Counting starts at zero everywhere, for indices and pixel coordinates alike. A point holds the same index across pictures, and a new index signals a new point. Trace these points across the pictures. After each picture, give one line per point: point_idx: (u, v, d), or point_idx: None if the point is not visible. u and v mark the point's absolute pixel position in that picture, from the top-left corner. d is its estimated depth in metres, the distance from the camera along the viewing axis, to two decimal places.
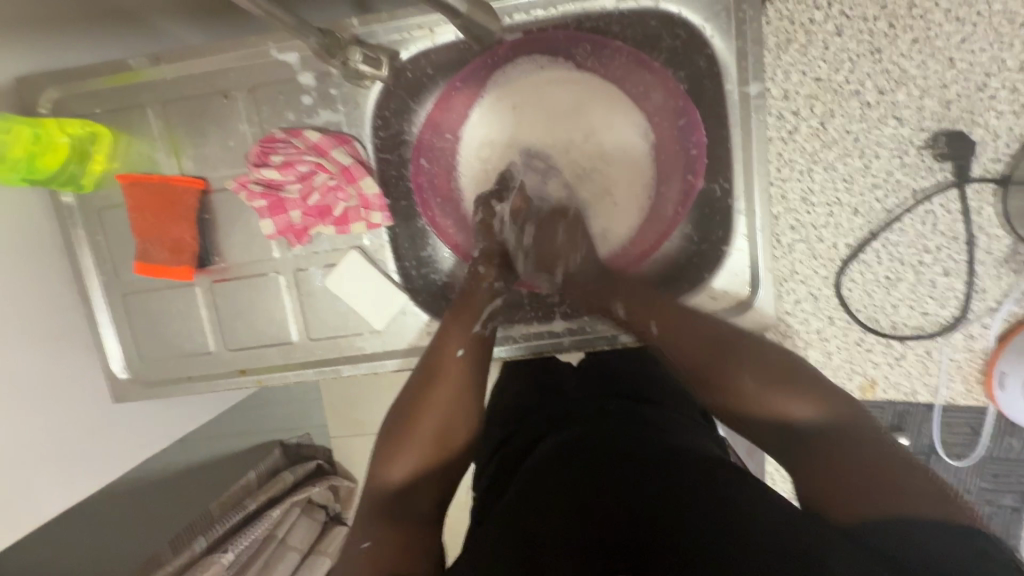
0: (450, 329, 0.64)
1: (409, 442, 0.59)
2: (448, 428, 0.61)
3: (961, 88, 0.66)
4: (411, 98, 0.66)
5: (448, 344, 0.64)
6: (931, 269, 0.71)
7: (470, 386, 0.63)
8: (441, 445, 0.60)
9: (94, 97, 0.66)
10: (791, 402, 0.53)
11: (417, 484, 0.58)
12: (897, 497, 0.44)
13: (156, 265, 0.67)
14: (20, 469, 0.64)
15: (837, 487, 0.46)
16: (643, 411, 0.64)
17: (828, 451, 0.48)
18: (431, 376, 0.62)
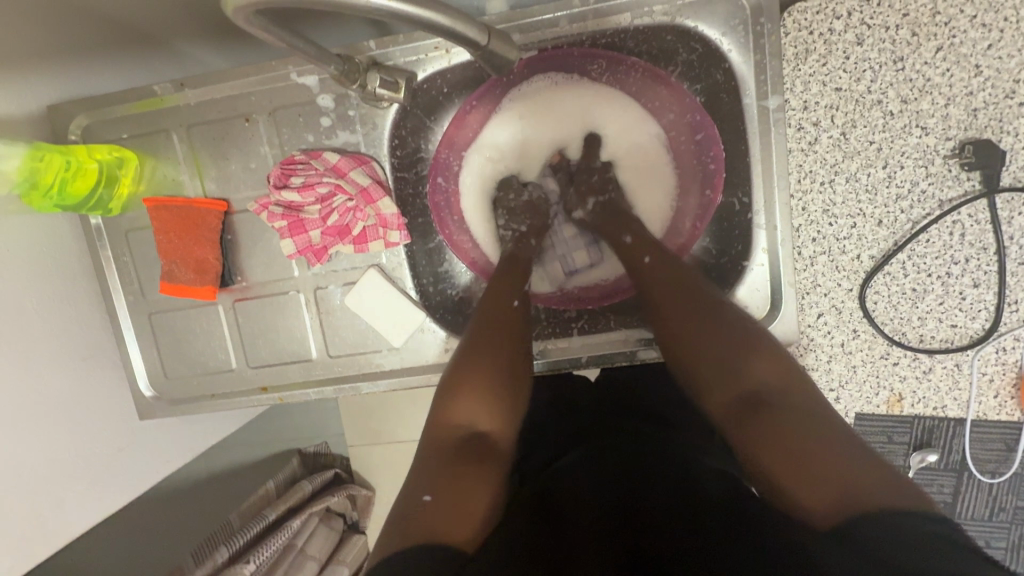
0: (500, 287, 0.64)
1: (471, 392, 0.57)
2: (509, 385, 0.59)
3: (988, 96, 0.65)
4: (428, 118, 0.67)
5: (500, 296, 0.63)
6: (959, 281, 0.70)
7: (523, 344, 0.62)
8: (501, 401, 0.58)
9: (122, 123, 0.69)
10: (758, 371, 0.53)
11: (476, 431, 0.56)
12: (856, 479, 0.43)
13: (179, 284, 0.68)
14: (50, 487, 0.65)
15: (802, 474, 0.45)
16: (664, 429, 0.63)
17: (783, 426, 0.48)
18: (483, 334, 0.61)
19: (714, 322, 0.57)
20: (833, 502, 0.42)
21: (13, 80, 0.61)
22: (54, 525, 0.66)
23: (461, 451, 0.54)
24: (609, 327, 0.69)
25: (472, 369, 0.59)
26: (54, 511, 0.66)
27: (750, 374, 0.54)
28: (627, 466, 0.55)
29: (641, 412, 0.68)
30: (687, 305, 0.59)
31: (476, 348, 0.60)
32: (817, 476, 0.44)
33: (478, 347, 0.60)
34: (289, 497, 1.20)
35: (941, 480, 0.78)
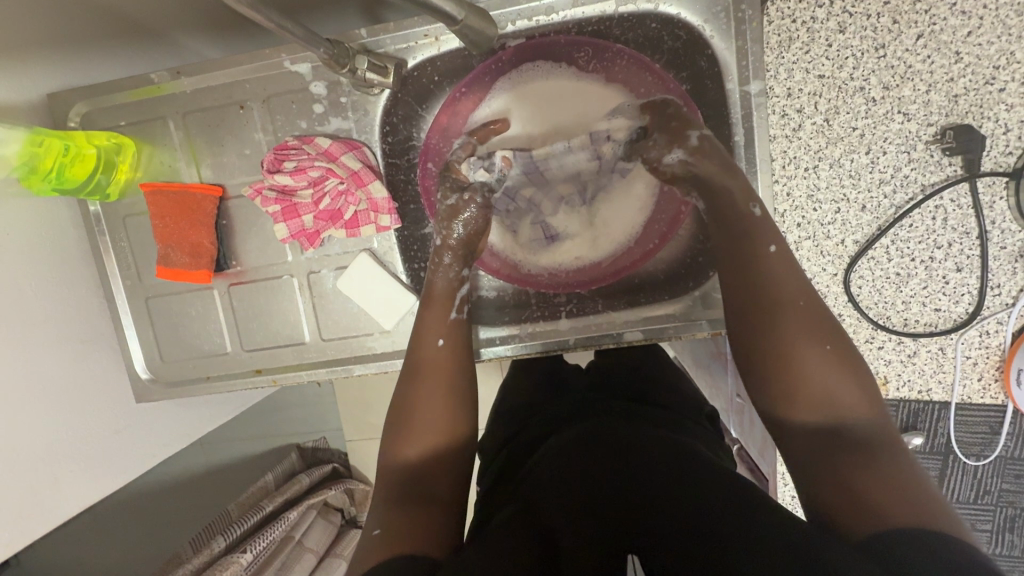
0: (425, 318, 0.64)
1: (408, 429, 0.58)
2: (448, 413, 0.59)
3: (968, 83, 0.66)
4: (420, 105, 0.68)
5: (426, 331, 0.63)
6: (942, 265, 0.71)
7: (457, 370, 0.62)
8: (444, 432, 0.58)
9: (120, 110, 0.70)
10: (847, 395, 0.49)
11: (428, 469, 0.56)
12: (909, 513, 0.40)
13: (175, 268, 0.69)
14: (48, 466, 0.67)
15: (852, 497, 0.43)
16: (652, 412, 0.65)
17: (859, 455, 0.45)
18: (414, 370, 0.61)
19: (803, 336, 0.51)
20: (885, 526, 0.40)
21: (13, 68, 0.62)
22: (51, 505, 0.67)
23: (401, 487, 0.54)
24: (596, 310, 0.70)
25: (408, 406, 0.59)
26: (51, 491, 0.67)
27: (841, 398, 0.49)
28: (613, 452, 0.55)
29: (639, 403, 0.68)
30: (786, 315, 0.52)
31: (408, 383, 0.60)
32: (880, 504, 0.42)
33: (413, 384, 0.60)
34: (287, 489, 1.20)
35: (926, 463, 0.79)
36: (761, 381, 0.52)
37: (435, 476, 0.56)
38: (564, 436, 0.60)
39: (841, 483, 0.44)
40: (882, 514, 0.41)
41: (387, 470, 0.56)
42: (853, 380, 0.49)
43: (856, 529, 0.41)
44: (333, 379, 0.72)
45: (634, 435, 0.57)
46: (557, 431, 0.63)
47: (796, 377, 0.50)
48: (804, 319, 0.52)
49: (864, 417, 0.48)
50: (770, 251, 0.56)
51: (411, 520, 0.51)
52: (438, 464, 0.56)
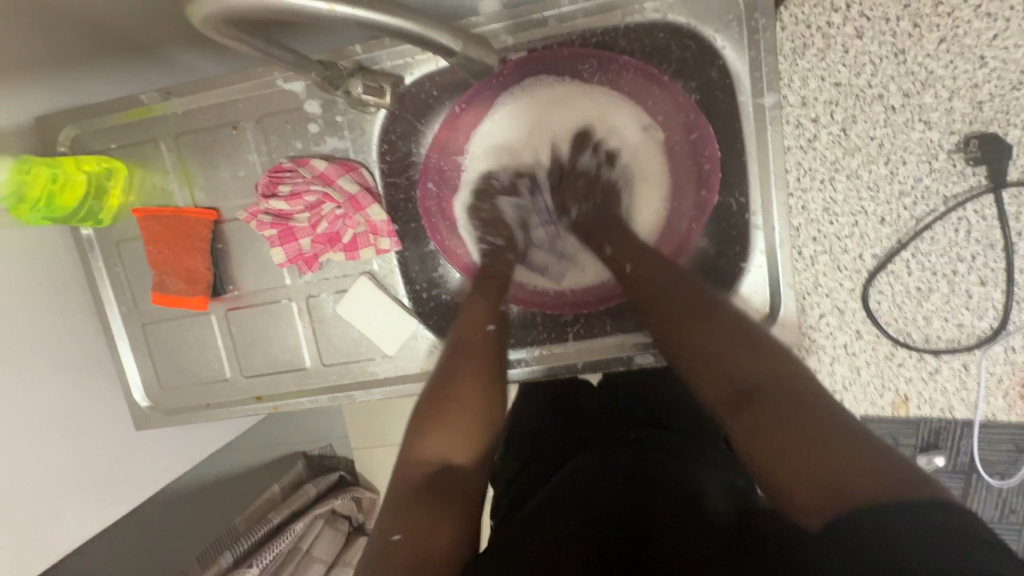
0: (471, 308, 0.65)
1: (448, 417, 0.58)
2: (482, 400, 0.60)
3: (993, 88, 0.63)
4: (417, 121, 0.66)
5: (467, 329, 0.64)
6: (965, 279, 0.68)
7: (493, 360, 0.63)
8: (473, 425, 0.58)
9: (110, 133, 0.68)
10: (751, 368, 0.49)
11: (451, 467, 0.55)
12: (862, 476, 0.39)
13: (171, 295, 0.67)
14: (47, 499, 0.66)
15: (795, 468, 0.41)
16: (659, 432, 0.63)
17: (775, 422, 0.44)
18: (455, 364, 0.62)
19: (714, 328, 0.54)
20: (824, 495, 0.39)
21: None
22: (48, 537, 0.66)
23: (428, 486, 0.54)
24: (603, 331, 0.67)
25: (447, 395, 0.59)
26: (50, 525, 0.66)
27: (745, 367, 0.50)
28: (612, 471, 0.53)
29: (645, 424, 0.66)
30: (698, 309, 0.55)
31: (445, 378, 0.61)
32: (820, 473, 0.40)
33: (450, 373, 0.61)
34: (293, 501, 1.20)
35: (949, 482, 0.76)
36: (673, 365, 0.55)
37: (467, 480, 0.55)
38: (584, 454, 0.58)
39: (773, 460, 0.43)
40: (818, 481, 0.40)
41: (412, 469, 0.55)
42: (763, 350, 0.51)
43: (803, 509, 0.40)
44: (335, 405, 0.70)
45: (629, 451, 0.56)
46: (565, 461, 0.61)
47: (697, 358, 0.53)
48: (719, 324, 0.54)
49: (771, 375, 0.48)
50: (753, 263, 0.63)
51: (425, 527, 0.49)
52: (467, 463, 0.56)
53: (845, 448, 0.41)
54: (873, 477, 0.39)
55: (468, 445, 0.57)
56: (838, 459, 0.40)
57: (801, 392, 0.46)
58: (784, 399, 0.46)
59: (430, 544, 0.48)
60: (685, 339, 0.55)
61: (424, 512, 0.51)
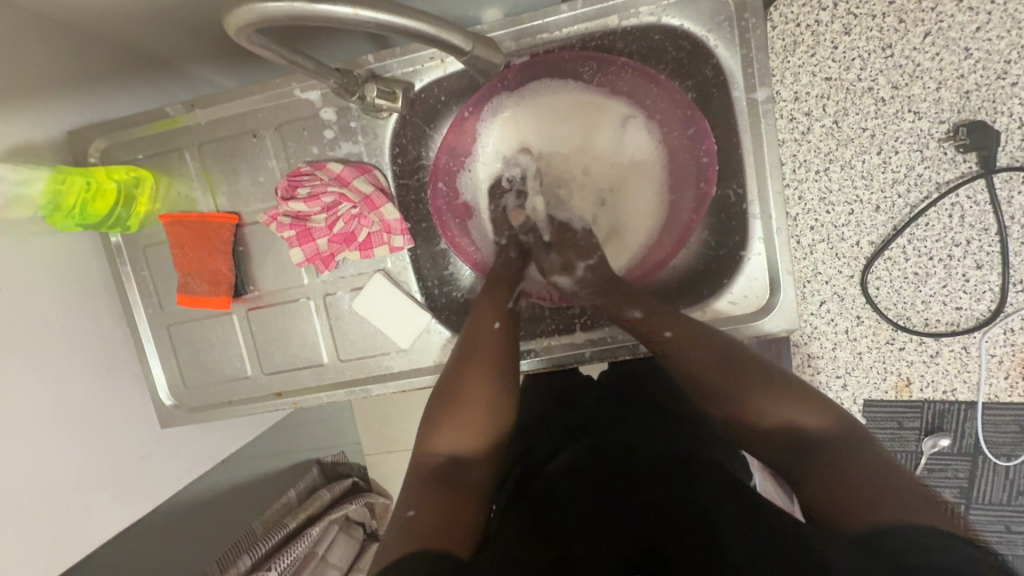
0: (481, 306, 0.67)
1: (461, 404, 0.63)
2: (492, 401, 0.64)
3: (979, 78, 0.65)
4: (427, 125, 0.69)
5: (483, 318, 0.67)
6: (961, 263, 0.70)
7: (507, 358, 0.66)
8: (485, 427, 0.63)
9: (138, 144, 0.72)
10: (800, 417, 0.55)
11: (461, 463, 0.60)
12: (890, 504, 0.46)
13: (196, 296, 0.71)
14: (79, 495, 0.68)
15: (838, 498, 0.48)
16: (654, 420, 0.65)
17: (831, 468, 0.50)
18: (470, 349, 0.65)
19: (757, 376, 0.59)
20: (864, 518, 0.46)
21: (33, 108, 0.65)
22: (81, 533, 0.69)
23: (442, 472, 0.59)
24: (609, 321, 0.70)
25: (462, 390, 0.63)
26: (82, 520, 0.69)
27: (786, 414, 0.56)
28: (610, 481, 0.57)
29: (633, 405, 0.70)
30: (738, 357, 0.61)
31: (459, 366, 0.65)
32: (865, 497, 0.47)
33: (462, 366, 0.65)
34: (308, 505, 1.23)
35: (955, 465, 0.77)
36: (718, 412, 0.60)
37: (473, 469, 0.60)
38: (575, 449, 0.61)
39: (828, 490, 0.49)
40: (873, 509, 0.46)
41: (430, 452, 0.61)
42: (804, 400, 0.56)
43: (851, 523, 0.46)
44: (352, 399, 0.73)
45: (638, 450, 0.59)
46: (565, 447, 0.63)
47: (740, 407, 0.58)
48: (758, 376, 0.59)
49: (814, 423, 0.55)
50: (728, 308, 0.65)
51: (437, 510, 0.54)
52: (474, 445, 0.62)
53: (878, 483, 0.48)
54: (905, 507, 0.45)
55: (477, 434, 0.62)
56: (879, 490, 0.47)
57: (847, 435, 0.53)
58: (835, 447, 0.52)
59: (444, 521, 0.53)
60: (733, 391, 0.59)
61: (436, 497, 0.56)
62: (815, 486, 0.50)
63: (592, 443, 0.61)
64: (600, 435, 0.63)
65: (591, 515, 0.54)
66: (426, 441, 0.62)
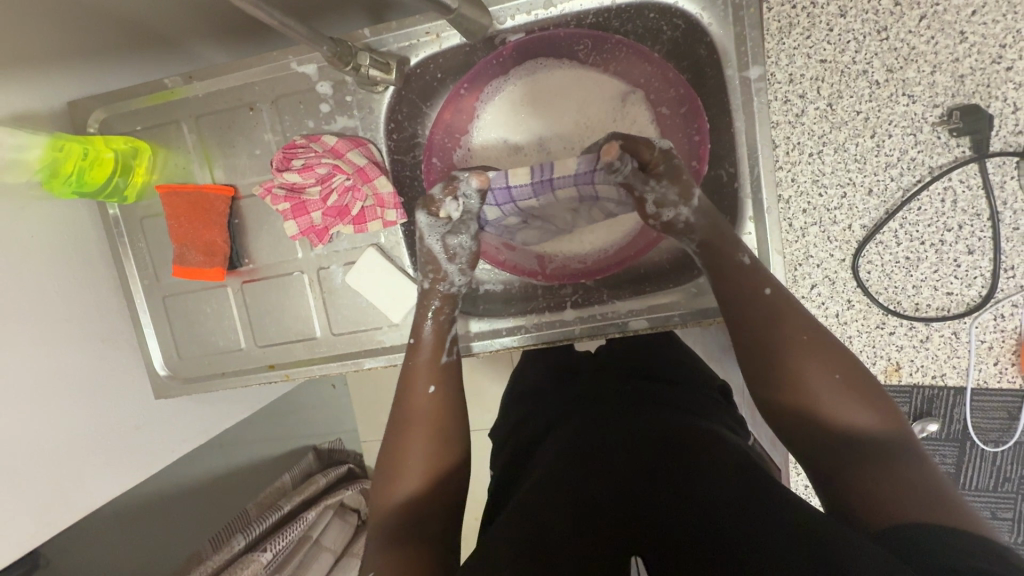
0: (414, 369, 0.64)
1: (405, 466, 0.59)
2: (437, 449, 0.60)
3: (974, 62, 0.65)
4: (423, 102, 0.70)
5: (417, 380, 0.63)
6: (953, 248, 0.70)
7: (448, 408, 0.62)
8: (435, 469, 0.59)
9: (134, 116, 0.72)
10: (855, 408, 0.50)
11: (422, 509, 0.57)
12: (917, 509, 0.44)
13: (191, 268, 0.71)
14: (73, 460, 0.69)
15: (867, 493, 0.46)
16: (658, 390, 0.69)
17: (875, 461, 0.47)
18: (404, 416, 0.61)
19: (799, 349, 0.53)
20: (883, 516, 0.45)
21: (32, 77, 0.65)
22: (76, 496, 0.69)
23: (402, 525, 0.56)
24: (600, 300, 0.70)
25: (402, 449, 0.60)
26: (76, 485, 0.69)
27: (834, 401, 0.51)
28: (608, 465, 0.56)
29: (654, 410, 0.63)
30: (780, 330, 0.55)
31: (397, 439, 0.61)
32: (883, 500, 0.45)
33: (405, 424, 0.61)
34: (303, 489, 1.23)
35: (943, 450, 0.78)
36: (768, 384, 0.54)
37: (429, 508, 0.57)
38: (577, 425, 0.64)
39: (859, 481, 0.47)
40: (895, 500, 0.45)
41: (381, 516, 0.56)
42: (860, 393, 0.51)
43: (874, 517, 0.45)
44: (344, 373, 0.74)
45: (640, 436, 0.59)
46: (560, 425, 0.66)
47: (791, 383, 0.53)
48: (814, 352, 0.53)
49: (866, 420, 0.50)
50: (747, 261, 0.59)
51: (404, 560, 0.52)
52: (436, 498, 0.58)
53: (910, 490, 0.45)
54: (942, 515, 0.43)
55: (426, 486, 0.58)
56: (908, 489, 0.45)
57: (903, 444, 0.49)
58: (887, 446, 0.48)
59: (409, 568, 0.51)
60: (792, 365, 0.53)
61: (402, 553, 0.52)
62: (855, 477, 0.47)
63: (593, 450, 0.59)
64: (614, 448, 0.58)
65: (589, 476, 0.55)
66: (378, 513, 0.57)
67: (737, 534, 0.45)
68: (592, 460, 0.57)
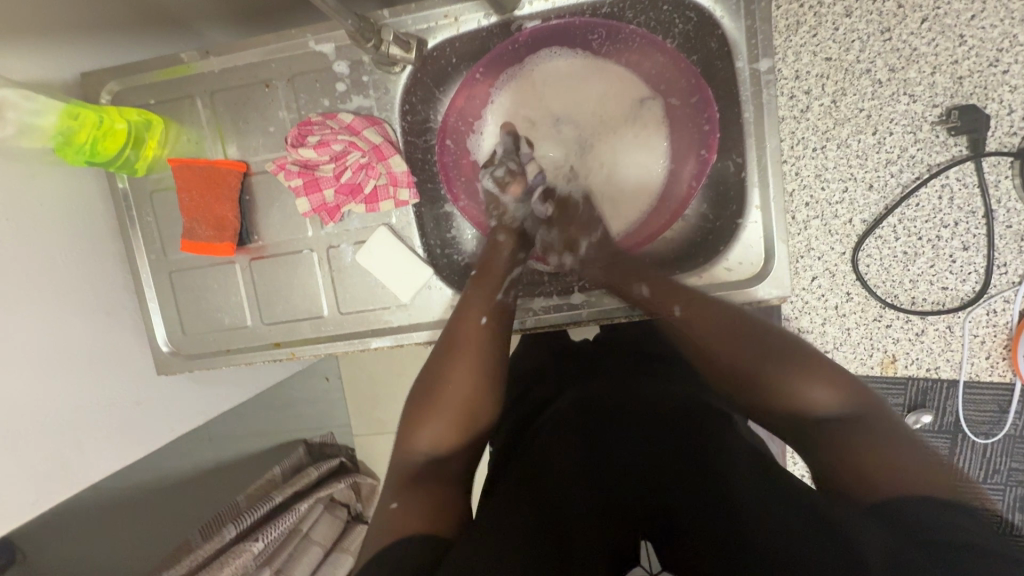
0: (470, 300, 0.66)
1: (449, 397, 0.60)
2: (475, 391, 0.61)
3: (972, 65, 0.68)
4: (437, 88, 0.71)
5: (471, 312, 0.65)
6: (949, 244, 0.72)
7: (491, 350, 0.64)
8: (470, 410, 0.60)
9: (148, 90, 0.72)
10: (814, 390, 0.53)
11: (448, 450, 0.58)
12: (903, 479, 0.44)
13: (199, 243, 0.71)
14: (73, 433, 0.68)
15: (853, 469, 0.46)
16: (663, 364, 0.71)
17: (851, 437, 0.48)
18: (452, 343, 0.64)
19: (759, 350, 0.57)
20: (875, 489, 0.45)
21: (47, 46, 0.65)
22: (74, 470, 0.68)
23: (427, 467, 0.57)
24: (608, 285, 0.70)
25: (444, 382, 0.61)
26: (75, 459, 0.68)
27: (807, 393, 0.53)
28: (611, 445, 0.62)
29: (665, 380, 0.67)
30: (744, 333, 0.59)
31: (441, 365, 0.63)
32: (865, 473, 0.46)
33: (450, 355, 0.63)
34: (297, 481, 1.19)
35: (935, 442, 0.80)
36: (743, 392, 0.57)
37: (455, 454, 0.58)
38: (581, 394, 0.67)
39: (840, 461, 0.47)
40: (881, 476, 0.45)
41: (410, 453, 0.58)
42: (826, 378, 0.54)
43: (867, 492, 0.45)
44: (350, 352, 0.74)
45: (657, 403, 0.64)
46: (566, 390, 0.70)
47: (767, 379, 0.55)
48: (774, 349, 0.57)
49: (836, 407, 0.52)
50: (733, 271, 0.66)
51: (428, 502, 0.53)
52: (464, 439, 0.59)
53: (891, 461, 0.45)
54: (922, 485, 0.43)
55: (460, 430, 0.59)
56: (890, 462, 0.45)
57: (869, 412, 0.50)
58: (858, 418, 0.50)
59: (430, 511, 0.52)
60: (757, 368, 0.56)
61: (426, 493, 0.53)
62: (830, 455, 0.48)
63: (609, 426, 0.63)
64: (634, 418, 0.64)
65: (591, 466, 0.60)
66: (408, 443, 0.59)
67: (745, 513, 0.50)
68: (607, 444, 0.62)
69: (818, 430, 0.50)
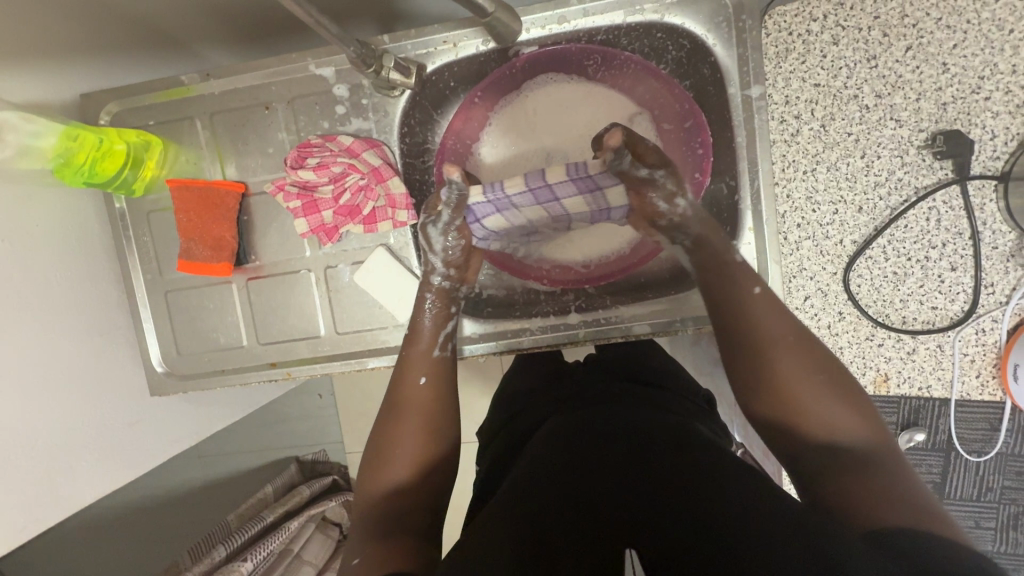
0: (407, 360, 0.66)
1: (396, 459, 0.60)
2: (424, 448, 0.61)
3: (956, 91, 0.70)
4: (435, 110, 0.72)
5: (409, 371, 0.65)
6: (938, 264, 0.73)
7: (435, 406, 0.63)
8: (419, 464, 0.60)
9: (148, 111, 0.73)
10: (839, 418, 0.53)
11: (407, 502, 0.57)
12: (917, 515, 0.45)
13: (197, 263, 0.71)
14: (63, 454, 0.67)
15: (867, 501, 0.47)
16: (643, 391, 0.71)
17: (859, 467, 0.49)
18: (395, 409, 0.63)
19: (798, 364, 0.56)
20: (886, 516, 0.45)
21: (47, 68, 0.66)
22: (65, 493, 0.67)
23: (388, 519, 0.56)
24: (604, 305, 0.71)
25: (391, 447, 0.61)
26: (66, 480, 0.67)
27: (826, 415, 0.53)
28: (585, 459, 0.57)
29: (643, 408, 0.65)
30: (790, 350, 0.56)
31: (389, 428, 0.62)
32: (874, 500, 0.46)
33: (393, 419, 0.62)
34: (287, 501, 1.17)
35: (929, 460, 0.81)
36: (763, 403, 0.56)
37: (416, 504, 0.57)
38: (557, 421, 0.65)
39: (859, 493, 0.47)
40: (885, 509, 0.46)
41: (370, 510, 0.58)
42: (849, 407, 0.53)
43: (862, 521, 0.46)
44: (347, 372, 0.73)
45: (623, 430, 0.60)
46: (554, 414, 0.68)
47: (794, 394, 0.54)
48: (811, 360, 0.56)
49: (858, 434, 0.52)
50: (755, 292, 0.60)
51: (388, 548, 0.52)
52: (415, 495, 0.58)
53: (905, 496, 0.46)
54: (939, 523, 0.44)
55: (418, 480, 0.59)
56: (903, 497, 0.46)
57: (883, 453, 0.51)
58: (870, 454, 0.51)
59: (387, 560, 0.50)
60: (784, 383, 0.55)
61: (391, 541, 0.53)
62: (849, 483, 0.49)
63: (585, 456, 0.57)
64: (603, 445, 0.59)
65: (572, 474, 0.55)
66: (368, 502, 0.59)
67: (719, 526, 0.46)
68: (591, 467, 0.56)
69: (831, 457, 0.51)
